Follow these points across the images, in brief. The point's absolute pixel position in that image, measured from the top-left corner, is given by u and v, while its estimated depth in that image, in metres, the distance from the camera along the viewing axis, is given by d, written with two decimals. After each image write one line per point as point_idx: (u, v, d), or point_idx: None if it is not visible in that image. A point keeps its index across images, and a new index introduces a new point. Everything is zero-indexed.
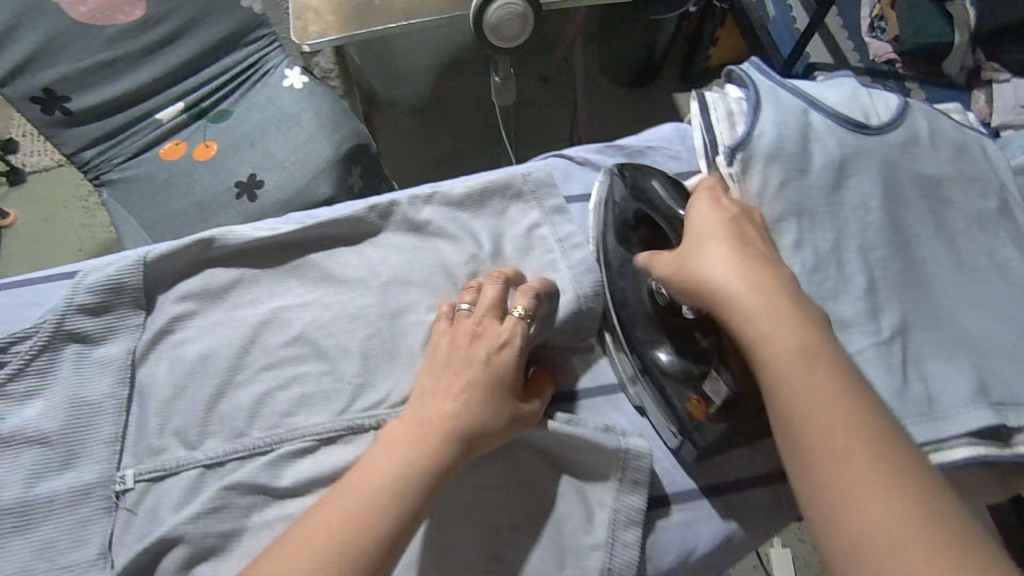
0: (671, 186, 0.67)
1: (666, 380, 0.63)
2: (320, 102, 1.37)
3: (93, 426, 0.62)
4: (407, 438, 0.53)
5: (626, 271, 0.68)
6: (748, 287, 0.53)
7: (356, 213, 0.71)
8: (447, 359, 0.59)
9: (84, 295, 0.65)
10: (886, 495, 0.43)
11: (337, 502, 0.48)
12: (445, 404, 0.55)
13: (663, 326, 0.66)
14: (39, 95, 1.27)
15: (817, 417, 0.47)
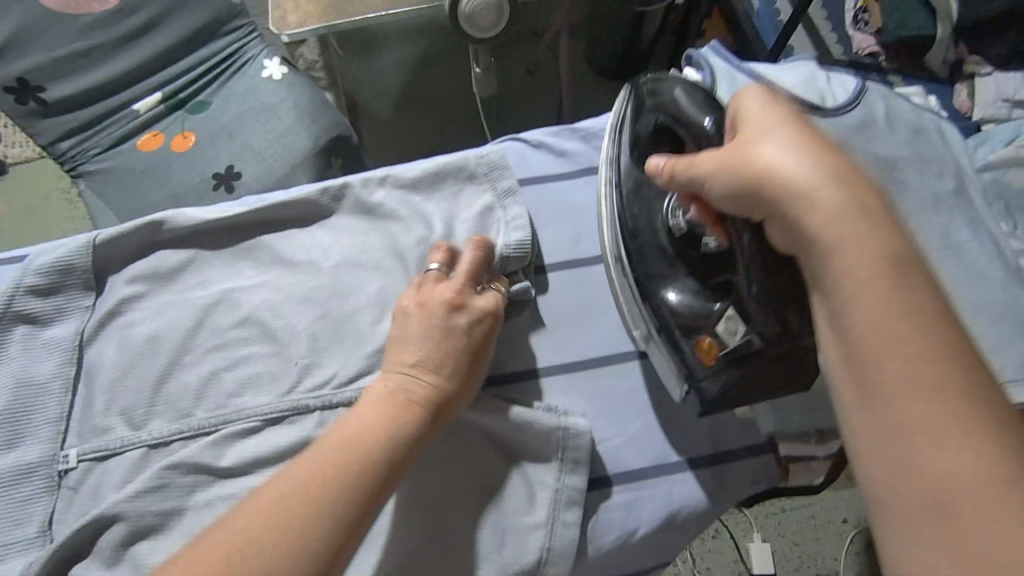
0: (697, 95, 0.63)
1: (678, 320, 0.61)
2: (299, 93, 1.37)
3: (39, 405, 0.62)
4: (387, 399, 0.54)
5: (640, 196, 0.68)
6: (822, 193, 0.47)
7: (309, 196, 0.71)
8: (425, 317, 0.59)
9: (33, 276, 0.65)
10: (966, 431, 0.40)
11: (313, 458, 0.50)
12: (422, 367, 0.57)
13: (675, 266, 0.64)
14: (11, 85, 1.28)
15: (892, 341, 0.43)
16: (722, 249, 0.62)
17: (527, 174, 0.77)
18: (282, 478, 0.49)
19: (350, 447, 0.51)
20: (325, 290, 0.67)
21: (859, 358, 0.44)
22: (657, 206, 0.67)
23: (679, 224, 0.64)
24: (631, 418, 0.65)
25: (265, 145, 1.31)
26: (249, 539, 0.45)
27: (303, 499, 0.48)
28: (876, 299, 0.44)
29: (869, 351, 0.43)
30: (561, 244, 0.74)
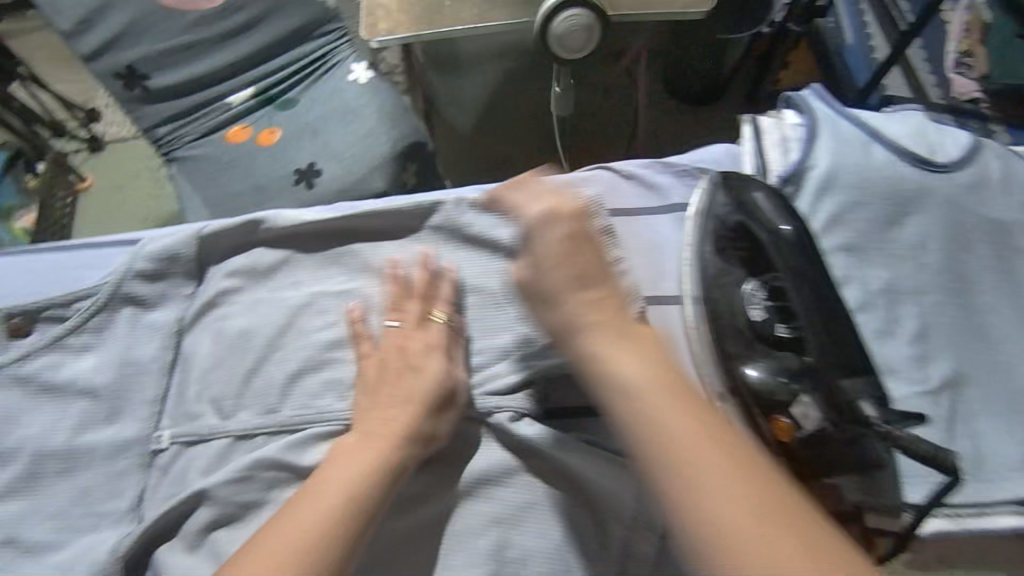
0: (776, 201, 0.66)
1: (751, 398, 0.57)
2: (383, 98, 1.42)
3: (136, 383, 0.66)
4: (370, 451, 0.56)
5: (721, 281, 0.64)
6: (595, 314, 0.53)
7: (402, 207, 0.73)
8: (406, 373, 0.62)
9: (144, 261, 0.69)
10: (760, 517, 0.42)
11: (299, 513, 0.52)
12: (403, 424, 0.59)
13: (751, 344, 0.61)
14: (121, 71, 1.40)
15: (701, 461, 0.45)
16: (795, 335, 0.60)
17: (617, 205, 0.76)
18: (270, 533, 0.51)
19: (337, 505, 0.52)
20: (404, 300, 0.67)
21: (681, 489, 0.44)
22: (735, 289, 0.64)
23: (755, 307, 0.62)
24: None
25: (347, 146, 1.35)
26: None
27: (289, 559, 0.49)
28: (645, 374, 0.49)
29: (657, 449, 0.46)
30: (652, 279, 0.72)
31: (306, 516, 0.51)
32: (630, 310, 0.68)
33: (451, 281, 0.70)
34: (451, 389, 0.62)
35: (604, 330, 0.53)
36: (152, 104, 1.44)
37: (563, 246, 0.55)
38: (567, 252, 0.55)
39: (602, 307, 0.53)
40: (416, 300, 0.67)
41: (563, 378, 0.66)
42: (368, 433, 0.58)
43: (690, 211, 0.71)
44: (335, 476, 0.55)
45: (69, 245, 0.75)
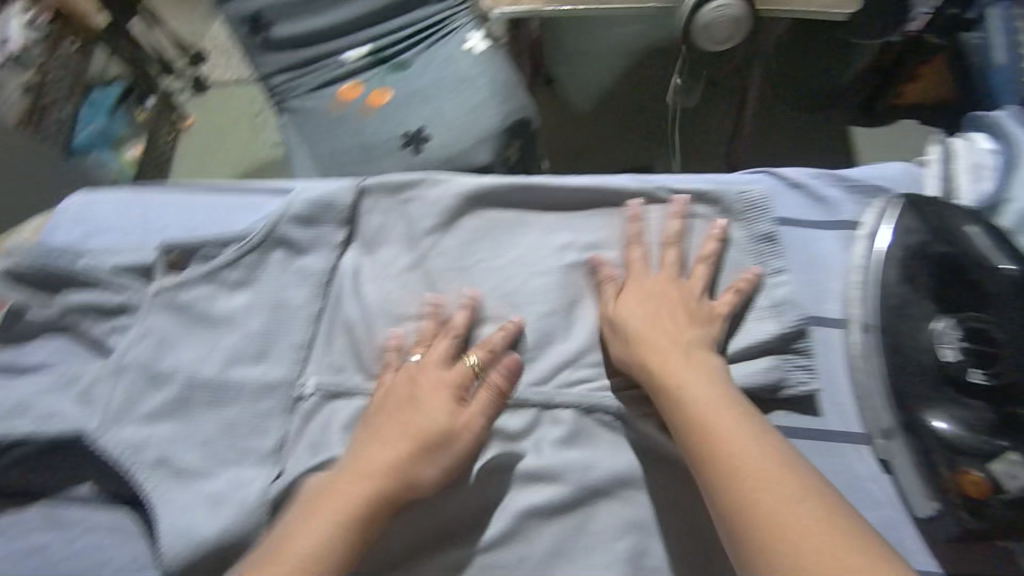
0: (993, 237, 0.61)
1: (936, 445, 0.58)
2: (496, 69, 1.40)
3: (285, 326, 0.65)
4: (364, 482, 0.54)
5: (906, 314, 0.63)
6: (660, 332, 0.61)
7: (558, 184, 0.72)
8: (405, 403, 0.59)
9: (299, 206, 0.69)
10: (809, 523, 0.46)
11: (316, 511, 0.53)
12: (399, 455, 0.56)
13: (939, 386, 0.60)
14: (248, 19, 1.46)
15: (754, 473, 0.50)
16: (995, 381, 0.58)
17: (782, 212, 0.72)
18: (281, 539, 0.51)
19: (336, 519, 0.52)
20: (557, 284, 0.68)
21: (735, 502, 0.49)
22: (925, 324, 0.62)
23: (948, 347, 0.60)
24: (864, 504, 0.59)
25: (457, 115, 1.34)
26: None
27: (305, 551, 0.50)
28: (704, 394, 0.55)
29: (716, 458, 0.51)
30: (813, 299, 0.68)
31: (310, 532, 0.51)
32: (792, 320, 0.64)
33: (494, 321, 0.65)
34: (450, 429, 0.58)
35: (659, 343, 0.60)
36: (271, 53, 1.49)
37: (659, 278, 0.65)
38: (659, 282, 0.65)
39: (671, 323, 0.61)
40: (444, 338, 0.64)
41: None
42: (364, 459, 0.56)
43: (862, 232, 0.69)
44: (334, 494, 0.54)
45: (226, 187, 0.77)
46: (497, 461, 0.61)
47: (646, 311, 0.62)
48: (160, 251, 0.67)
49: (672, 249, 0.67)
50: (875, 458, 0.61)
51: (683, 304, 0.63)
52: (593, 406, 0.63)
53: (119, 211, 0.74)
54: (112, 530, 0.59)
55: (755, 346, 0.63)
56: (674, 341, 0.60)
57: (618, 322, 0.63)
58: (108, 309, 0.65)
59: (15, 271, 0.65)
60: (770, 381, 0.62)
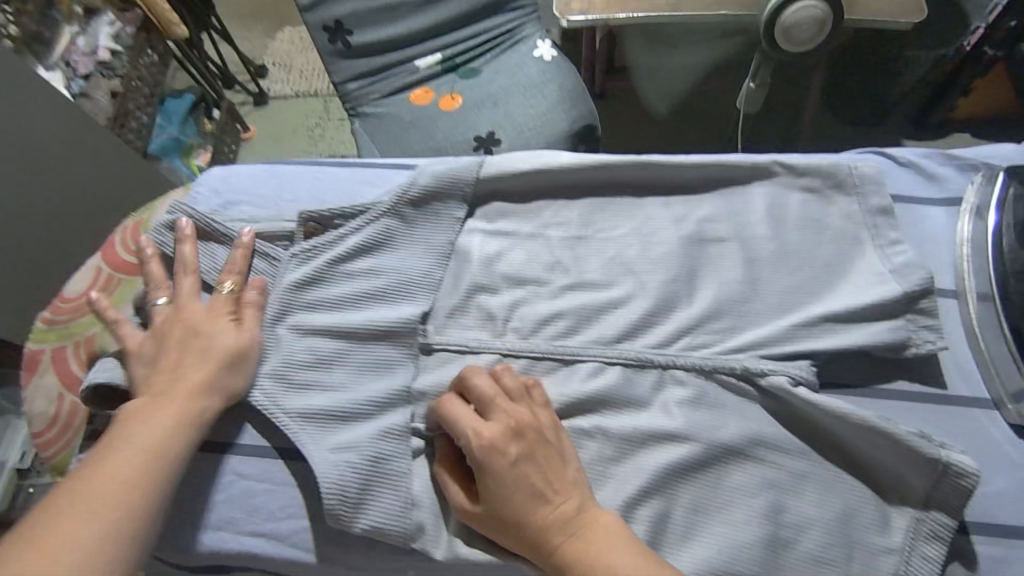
0: None
1: None
2: (563, 76, 1.43)
3: (408, 287, 0.70)
4: (162, 418, 0.57)
5: None
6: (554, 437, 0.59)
7: (674, 161, 0.75)
8: (184, 341, 0.62)
9: (426, 181, 0.73)
10: None
11: (103, 477, 0.53)
12: (182, 402, 0.58)
13: None
14: (329, 24, 1.49)
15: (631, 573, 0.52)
16: None
17: (897, 189, 0.74)
18: (75, 504, 0.52)
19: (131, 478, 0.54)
20: (677, 253, 0.71)
21: None
22: None
23: None
24: (1004, 468, 0.59)
25: (528, 119, 1.38)
26: (75, 549, 0.50)
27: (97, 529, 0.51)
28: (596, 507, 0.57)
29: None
30: (941, 269, 0.69)
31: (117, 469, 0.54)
32: (921, 281, 0.65)
33: (245, 251, 0.70)
34: (233, 355, 0.62)
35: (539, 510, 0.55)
36: (348, 60, 1.54)
37: (498, 416, 0.59)
38: (499, 423, 0.58)
39: (545, 476, 0.57)
40: (187, 275, 0.68)
41: (835, 358, 0.65)
42: (161, 393, 0.59)
43: (965, 208, 0.72)
44: (136, 440, 0.56)
45: (352, 163, 0.82)
46: (628, 420, 0.63)
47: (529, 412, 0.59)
48: (300, 220, 0.72)
49: (508, 380, 0.61)
50: (1007, 422, 0.61)
51: (539, 446, 0.58)
52: (717, 367, 0.64)
53: (251, 184, 0.79)
54: (262, 477, 0.62)
55: (879, 311, 0.65)
56: (558, 502, 0.56)
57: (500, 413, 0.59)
58: None
59: (176, 226, 0.72)
60: (898, 342, 0.63)
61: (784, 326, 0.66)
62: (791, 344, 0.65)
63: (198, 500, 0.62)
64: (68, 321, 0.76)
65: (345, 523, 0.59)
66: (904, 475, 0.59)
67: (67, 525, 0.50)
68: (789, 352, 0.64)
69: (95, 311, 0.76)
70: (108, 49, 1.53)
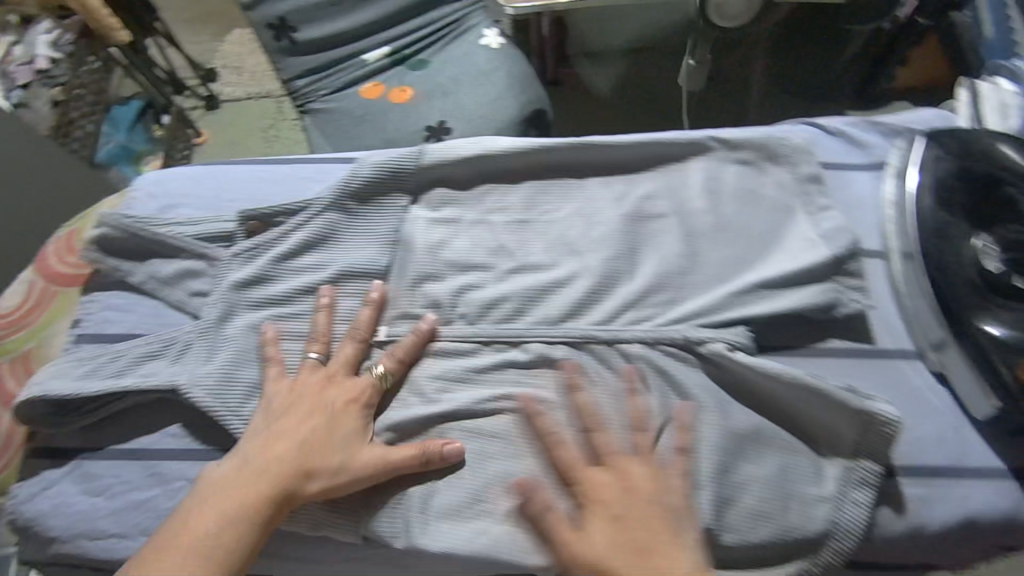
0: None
1: (994, 347, 0.61)
2: (512, 63, 1.44)
3: (356, 279, 0.70)
4: (302, 426, 0.60)
5: (945, 235, 0.67)
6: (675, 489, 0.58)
7: (612, 142, 0.76)
8: (311, 419, 0.61)
9: (366, 173, 0.73)
10: None
11: (247, 478, 0.57)
12: (325, 423, 0.61)
13: (985, 296, 0.64)
14: (272, 22, 1.48)
15: None
16: None
17: (825, 157, 0.76)
18: (213, 497, 0.56)
19: (270, 481, 0.57)
20: (616, 230, 0.73)
21: None
22: (964, 242, 0.67)
23: (993, 259, 0.65)
24: (929, 415, 0.63)
25: (478, 107, 1.38)
26: (208, 539, 0.54)
27: (230, 524, 0.55)
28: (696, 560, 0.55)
29: None
30: (868, 230, 0.72)
31: (260, 474, 0.57)
32: (846, 245, 0.68)
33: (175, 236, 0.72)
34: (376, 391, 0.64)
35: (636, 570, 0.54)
36: (294, 56, 1.52)
37: (613, 475, 0.58)
38: (612, 479, 0.58)
39: (652, 538, 0.55)
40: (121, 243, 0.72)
41: (770, 322, 0.67)
42: (262, 460, 0.58)
43: (890, 171, 0.74)
44: (276, 450, 0.59)
45: (292, 160, 0.81)
46: None
47: (654, 468, 0.59)
48: (239, 220, 0.72)
49: (642, 436, 0.60)
50: (929, 371, 0.65)
51: (655, 504, 0.56)
52: (659, 338, 0.66)
53: (190, 186, 0.78)
54: None
55: (809, 274, 0.67)
56: (664, 555, 0.54)
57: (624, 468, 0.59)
58: (192, 274, 0.71)
59: (108, 237, 0.72)
60: (827, 304, 0.66)
61: (721, 295, 0.68)
62: (728, 311, 0.67)
63: (150, 506, 0.61)
64: (4, 338, 0.75)
65: (322, 528, 0.61)
66: (835, 427, 0.62)
67: (208, 513, 0.55)
68: (726, 319, 0.66)
69: (31, 326, 0.75)
70: (47, 58, 1.49)
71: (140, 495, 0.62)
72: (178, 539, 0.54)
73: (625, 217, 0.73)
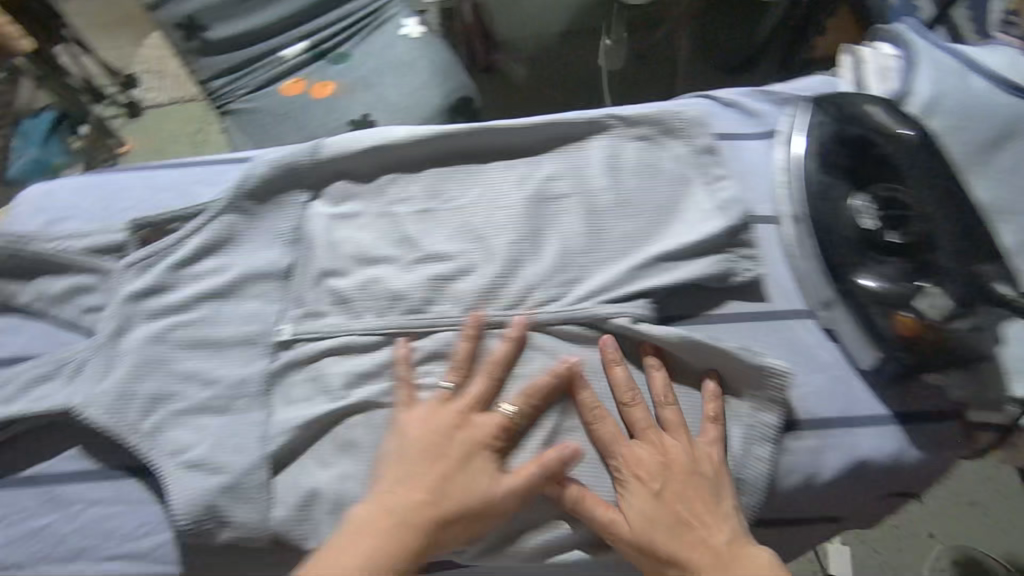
0: (893, 111, 0.71)
1: (872, 300, 0.65)
2: (434, 53, 1.42)
3: (258, 282, 0.69)
4: (430, 449, 0.60)
5: (829, 195, 0.70)
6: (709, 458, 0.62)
7: (511, 125, 0.76)
8: (441, 442, 0.61)
9: (259, 172, 0.71)
10: None
11: (386, 502, 0.58)
12: (448, 442, 0.61)
13: (865, 253, 0.67)
14: (181, 22, 1.43)
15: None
16: (907, 240, 0.66)
17: (720, 129, 0.78)
18: (353, 523, 0.57)
19: (408, 504, 0.58)
20: (519, 212, 0.72)
21: None
22: (843, 203, 0.69)
23: (869, 216, 0.68)
24: (819, 370, 0.67)
25: (401, 100, 1.36)
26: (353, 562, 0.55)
27: (375, 549, 0.56)
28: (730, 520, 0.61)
29: None
30: (762, 197, 0.74)
31: (398, 497, 0.58)
32: (739, 215, 0.70)
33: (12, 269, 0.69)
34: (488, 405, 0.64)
35: (677, 541, 0.60)
36: (207, 56, 1.47)
37: (648, 447, 0.62)
38: (650, 452, 0.62)
39: (691, 507, 0.60)
40: None
41: (669, 292, 0.69)
42: (400, 486, 0.59)
43: (782, 135, 0.76)
44: (410, 476, 0.59)
45: (189, 164, 0.79)
46: None
47: (685, 438, 0.62)
48: (131, 229, 0.70)
49: (671, 409, 0.64)
50: (820, 327, 0.68)
51: (692, 473, 0.61)
52: (566, 318, 0.67)
53: (81, 198, 0.75)
54: (114, 498, 0.61)
55: (706, 244, 0.69)
56: (701, 519, 0.60)
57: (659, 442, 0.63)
58: (81, 289, 0.68)
59: None
60: (720, 273, 0.68)
61: (623, 270, 0.68)
62: (628, 285, 0.68)
63: (48, 532, 0.60)
64: None
65: (219, 535, 0.59)
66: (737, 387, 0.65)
67: (352, 538, 0.56)
68: (627, 293, 0.67)
69: None
70: None
71: (37, 521, 0.60)
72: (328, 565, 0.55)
73: (528, 197, 0.73)
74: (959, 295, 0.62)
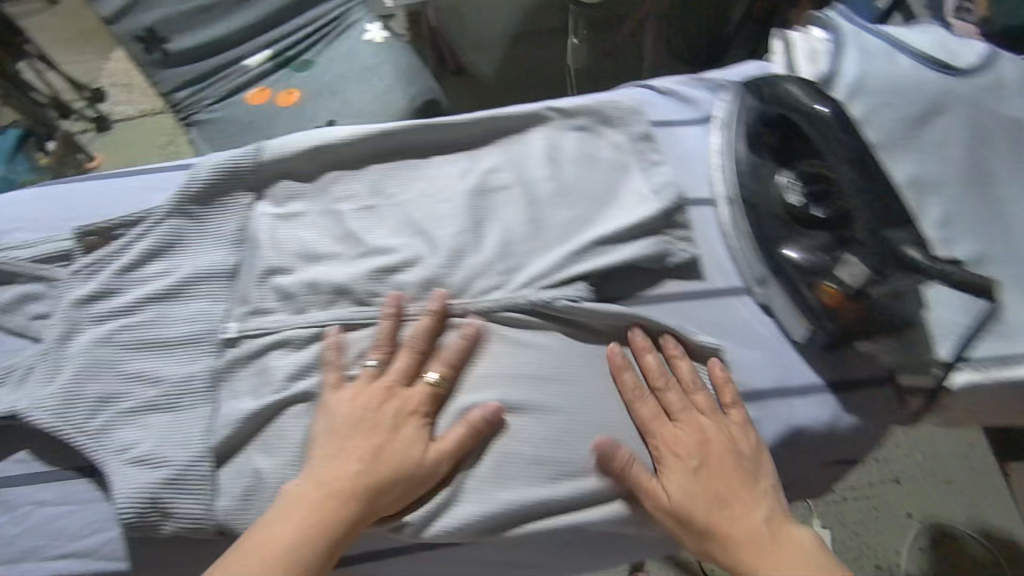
0: (807, 87, 0.72)
1: (799, 275, 0.67)
2: (397, 56, 1.44)
3: (203, 282, 0.69)
4: (370, 437, 0.60)
5: (758, 176, 0.73)
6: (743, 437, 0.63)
7: (452, 121, 0.78)
8: (380, 429, 0.61)
9: (202, 175, 0.72)
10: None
11: (316, 490, 0.58)
12: (390, 430, 0.61)
13: (792, 229, 0.69)
14: (141, 34, 1.44)
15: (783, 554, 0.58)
16: (831, 215, 0.67)
17: (656, 116, 0.80)
18: (283, 511, 0.57)
19: (341, 493, 0.58)
20: (462, 204, 0.74)
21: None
22: (772, 181, 0.71)
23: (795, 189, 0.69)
24: (754, 343, 0.69)
25: (364, 104, 1.37)
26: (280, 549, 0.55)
27: (306, 535, 0.56)
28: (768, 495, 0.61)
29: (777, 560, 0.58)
30: (698, 181, 0.76)
31: (330, 484, 0.58)
32: (673, 197, 0.72)
33: None
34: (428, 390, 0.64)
35: (720, 516, 0.60)
36: (169, 68, 1.47)
37: (688, 428, 0.63)
38: (687, 432, 0.63)
39: (729, 486, 0.60)
40: None
41: (608, 275, 0.71)
42: (335, 474, 0.58)
43: (716, 122, 0.79)
44: (342, 463, 0.59)
45: (136, 171, 0.80)
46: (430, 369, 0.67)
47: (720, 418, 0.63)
48: (75, 236, 0.70)
49: (701, 393, 0.65)
50: (757, 304, 0.70)
51: (732, 452, 0.62)
52: (507, 305, 0.68)
53: (28, 208, 0.76)
54: (61, 498, 0.62)
55: (641, 226, 0.71)
56: (737, 494, 0.60)
57: (694, 422, 0.63)
58: (28, 295, 0.69)
59: None
60: (656, 253, 0.70)
61: (563, 256, 0.70)
62: (567, 270, 0.69)
63: None
64: None
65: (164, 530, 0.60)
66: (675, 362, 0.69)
67: (279, 524, 0.56)
68: (564, 278, 0.69)
69: None
70: None
71: None
72: (254, 553, 0.55)
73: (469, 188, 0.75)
74: (872, 261, 0.63)
